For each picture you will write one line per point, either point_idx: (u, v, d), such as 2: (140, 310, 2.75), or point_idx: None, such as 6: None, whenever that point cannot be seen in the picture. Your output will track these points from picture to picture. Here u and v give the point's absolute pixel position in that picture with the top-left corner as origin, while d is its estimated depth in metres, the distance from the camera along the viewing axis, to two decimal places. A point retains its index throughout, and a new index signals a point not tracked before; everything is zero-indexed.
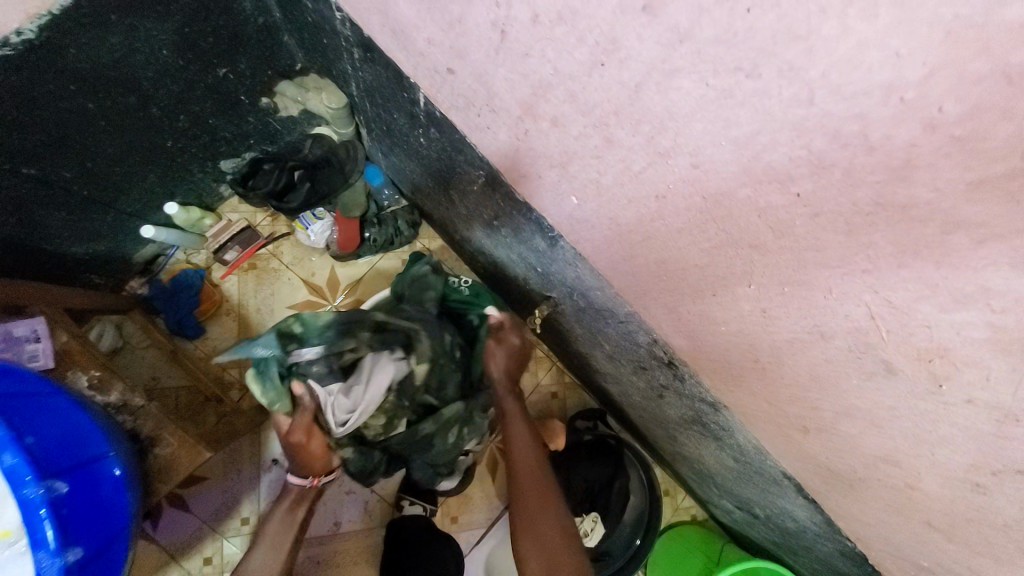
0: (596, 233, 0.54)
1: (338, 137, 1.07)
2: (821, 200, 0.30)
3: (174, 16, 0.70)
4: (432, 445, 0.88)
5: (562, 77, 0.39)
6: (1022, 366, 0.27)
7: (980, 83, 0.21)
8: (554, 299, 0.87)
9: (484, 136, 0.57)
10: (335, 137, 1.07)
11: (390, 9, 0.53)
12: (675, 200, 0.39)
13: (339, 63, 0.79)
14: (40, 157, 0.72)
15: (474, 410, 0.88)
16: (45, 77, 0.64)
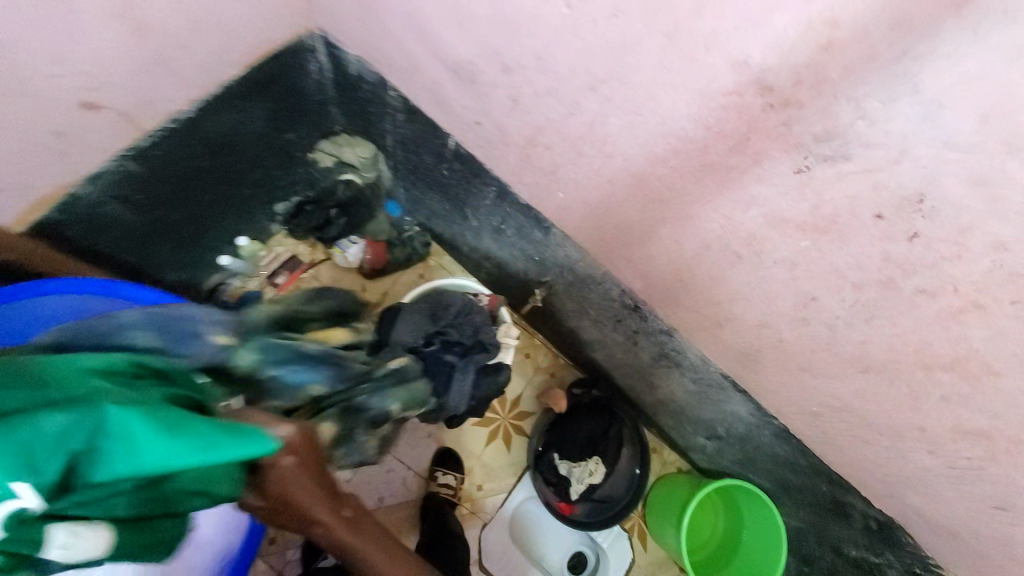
0: (577, 215, 0.85)
1: (363, 180, 1.32)
2: (684, 167, 0.61)
3: (267, 98, 0.99)
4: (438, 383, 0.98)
5: (550, 121, 0.71)
6: (782, 231, 0.58)
7: (723, 110, 0.52)
8: (548, 282, 1.15)
9: (499, 162, 0.88)
10: (363, 181, 1.32)
11: (436, 89, 0.84)
12: (619, 182, 0.71)
13: (380, 123, 1.10)
14: (164, 205, 0.97)
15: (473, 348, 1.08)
16: (184, 146, 0.91)
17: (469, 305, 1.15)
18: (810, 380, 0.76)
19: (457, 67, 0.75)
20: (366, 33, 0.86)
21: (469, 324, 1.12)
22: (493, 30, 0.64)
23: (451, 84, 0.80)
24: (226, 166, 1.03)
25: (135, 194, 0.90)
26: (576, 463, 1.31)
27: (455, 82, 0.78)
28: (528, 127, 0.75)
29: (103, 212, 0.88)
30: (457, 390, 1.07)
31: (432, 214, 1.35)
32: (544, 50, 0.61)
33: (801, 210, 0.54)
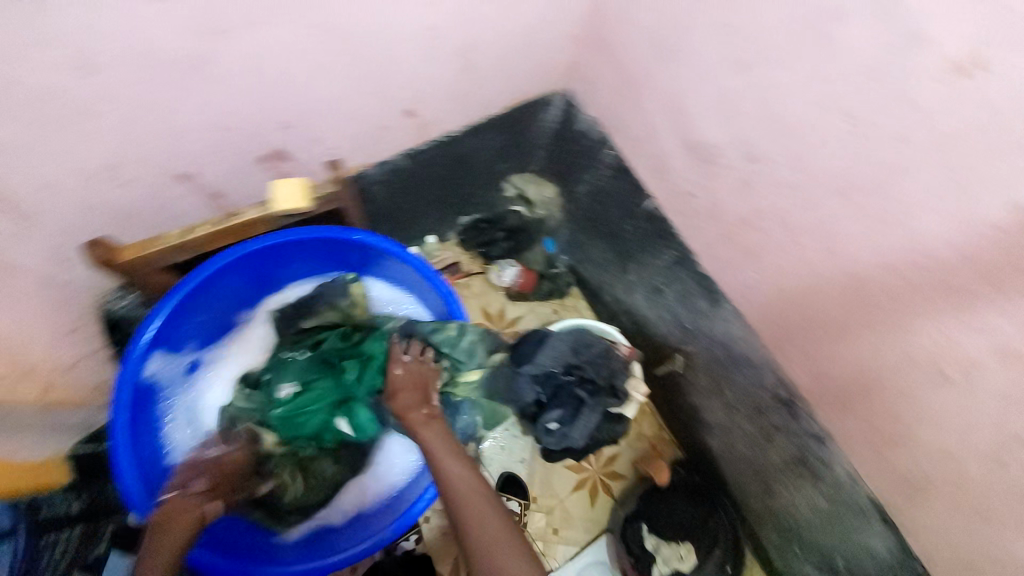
0: (762, 297, 0.90)
1: (533, 215, 1.53)
2: (916, 282, 0.65)
3: (506, 132, 1.21)
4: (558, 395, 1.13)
5: (778, 210, 0.79)
6: (1018, 369, 0.59)
7: (981, 242, 0.57)
8: (688, 351, 1.16)
9: (696, 231, 0.98)
10: (531, 215, 1.53)
11: (661, 159, 0.97)
12: (830, 279, 0.77)
13: (582, 173, 1.27)
14: (403, 195, 1.18)
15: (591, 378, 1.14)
16: (440, 154, 1.12)
17: (609, 350, 1.17)
18: (988, 533, 0.72)
19: (698, 146, 0.88)
20: (615, 103, 1.03)
21: (606, 368, 1.15)
22: (756, 125, 0.76)
23: (682, 158, 0.92)
24: (453, 178, 1.24)
25: (393, 182, 1.10)
26: (666, 543, 1.23)
27: (688, 157, 0.91)
28: (750, 208, 0.84)
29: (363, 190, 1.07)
30: (581, 425, 1.11)
31: (588, 260, 1.47)
32: (803, 151, 0.71)
33: None
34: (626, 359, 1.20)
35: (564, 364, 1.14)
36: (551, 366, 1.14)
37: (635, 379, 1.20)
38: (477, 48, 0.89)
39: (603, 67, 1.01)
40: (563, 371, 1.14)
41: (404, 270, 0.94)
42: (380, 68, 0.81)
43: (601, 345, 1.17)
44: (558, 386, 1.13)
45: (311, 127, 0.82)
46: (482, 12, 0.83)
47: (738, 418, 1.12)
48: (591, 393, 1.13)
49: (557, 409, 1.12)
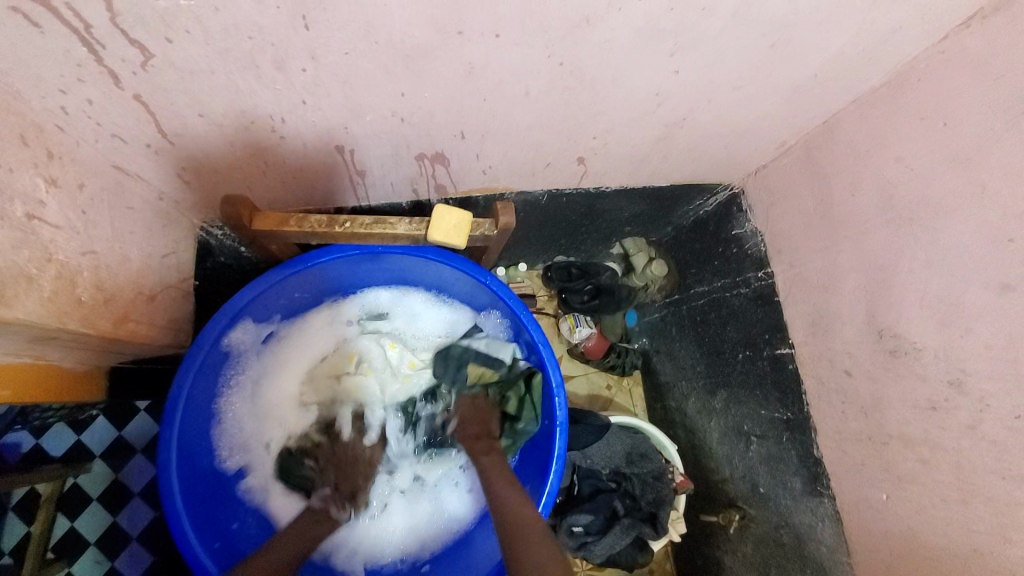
0: (880, 524, 0.77)
1: (629, 281, 1.39)
2: None
3: (653, 204, 1.09)
4: (597, 499, 1.06)
5: (959, 455, 0.65)
6: None
7: None
8: (747, 513, 1.05)
9: (830, 410, 0.85)
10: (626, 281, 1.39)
11: (826, 318, 0.85)
12: (985, 564, 0.62)
13: (709, 275, 1.14)
14: (523, 223, 1.06)
15: (632, 491, 1.07)
16: (580, 203, 1.02)
17: (665, 474, 1.07)
18: None
19: (885, 332, 0.75)
20: (797, 232, 0.90)
21: (654, 492, 1.06)
22: (984, 356, 0.62)
23: (856, 333, 0.80)
24: (575, 225, 1.13)
25: (521, 211, 1.01)
26: None
27: (866, 335, 0.78)
28: (918, 429, 0.71)
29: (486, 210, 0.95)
30: (607, 543, 1.03)
31: (666, 355, 1.35)
32: None
33: None
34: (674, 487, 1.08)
35: (613, 470, 1.09)
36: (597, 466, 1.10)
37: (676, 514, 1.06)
38: (686, 125, 0.78)
39: (803, 190, 0.88)
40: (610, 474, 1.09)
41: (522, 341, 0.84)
42: (584, 115, 0.70)
43: (659, 462, 1.08)
44: (596, 488, 1.08)
45: (483, 146, 0.73)
46: (718, 95, 0.71)
47: None
48: (628, 513, 1.05)
49: (589, 513, 1.05)
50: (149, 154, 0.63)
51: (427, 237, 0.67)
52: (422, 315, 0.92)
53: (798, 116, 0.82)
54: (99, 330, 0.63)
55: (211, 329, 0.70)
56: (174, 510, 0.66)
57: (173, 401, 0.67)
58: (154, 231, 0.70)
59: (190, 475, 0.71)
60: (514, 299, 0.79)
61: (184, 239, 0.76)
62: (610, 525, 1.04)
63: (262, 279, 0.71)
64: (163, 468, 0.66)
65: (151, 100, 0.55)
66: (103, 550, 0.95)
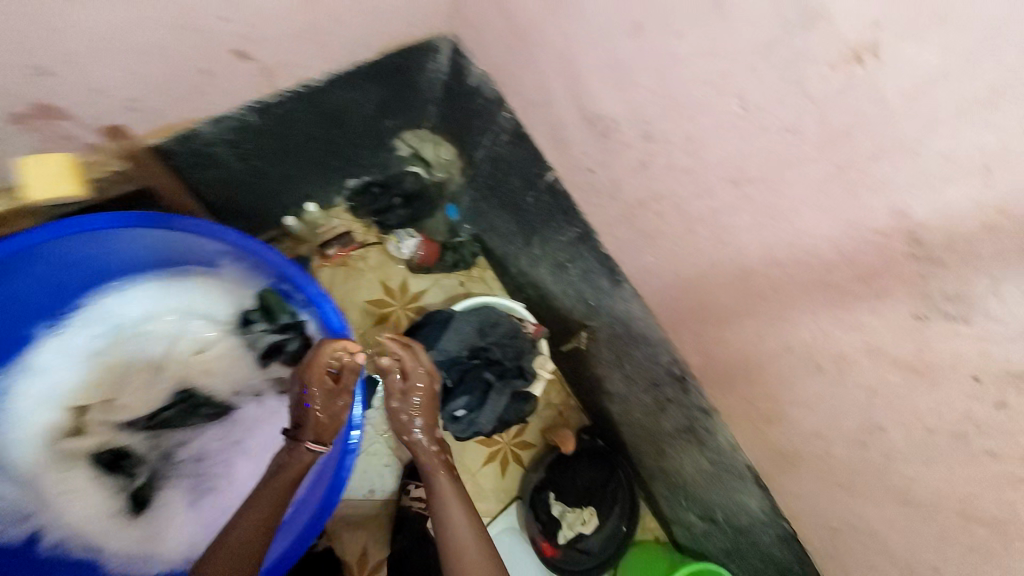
0: (657, 281, 0.88)
1: (431, 177, 1.41)
2: (796, 279, 0.64)
3: (388, 86, 1.04)
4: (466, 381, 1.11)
5: (674, 195, 0.73)
6: (897, 373, 0.60)
7: (853, 244, 0.55)
8: (593, 326, 1.19)
9: (596, 210, 0.91)
10: (429, 177, 1.40)
11: (559, 129, 0.88)
12: (721, 269, 0.73)
13: (478, 136, 1.14)
14: (266, 158, 0.99)
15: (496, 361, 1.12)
16: (309, 111, 0.95)
17: (519, 332, 1.14)
18: (841, 495, 0.81)
19: (593, 116, 0.79)
20: (506, 59, 0.90)
21: (515, 350, 1.13)
22: (653, 100, 0.67)
23: (580, 131, 0.83)
24: (326, 138, 1.06)
25: (245, 143, 0.92)
26: (572, 510, 1.31)
27: (585, 128, 0.82)
28: (645, 190, 0.78)
29: (206, 151, 0.90)
30: (488, 411, 1.11)
31: (489, 229, 1.39)
32: (697, 133, 0.64)
33: (905, 348, 0.57)
34: (534, 337, 1.15)
35: (474, 348, 1.14)
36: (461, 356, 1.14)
37: (541, 359, 1.16)
38: None
39: (489, 13, 0.86)
40: (472, 353, 1.13)
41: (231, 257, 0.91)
42: None
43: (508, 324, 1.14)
44: (468, 371, 1.12)
45: (88, 67, 0.66)
46: None
47: (637, 389, 1.16)
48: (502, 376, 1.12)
49: (463, 396, 1.10)
50: None
51: (25, 199, 0.77)
52: (162, 299, 1.00)
53: None
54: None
55: None
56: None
57: None
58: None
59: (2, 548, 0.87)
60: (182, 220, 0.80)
61: None
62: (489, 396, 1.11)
63: None
64: None
65: None
66: None
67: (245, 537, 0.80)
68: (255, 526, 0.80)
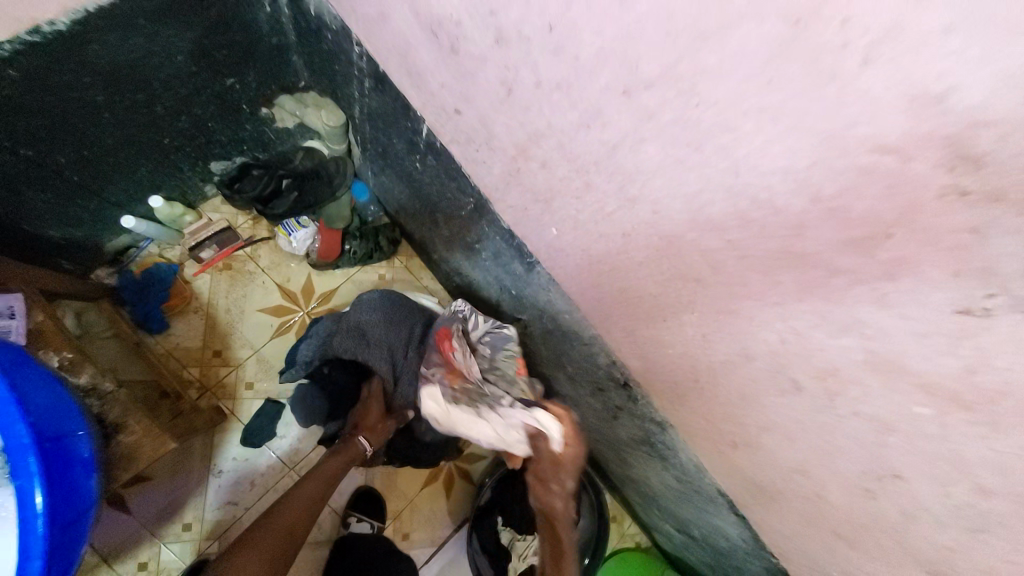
0: (569, 261, 0.61)
1: (329, 152, 1.12)
2: (746, 247, 0.38)
3: (196, 27, 0.76)
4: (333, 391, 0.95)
5: (555, 131, 0.46)
6: (920, 401, 0.34)
7: (839, 175, 0.29)
8: (524, 321, 0.93)
9: (479, 169, 0.64)
10: (328, 152, 1.12)
11: (408, 54, 0.60)
12: (638, 239, 0.47)
13: (346, 88, 0.86)
14: (41, 141, 0.75)
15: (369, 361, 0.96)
16: (68, 67, 0.68)
17: (390, 304, 0.97)
18: (843, 549, 0.56)
19: (433, 23, 0.51)
20: None
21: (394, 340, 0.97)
22: None
23: (427, 51, 0.56)
24: (126, 105, 0.80)
25: None
26: (523, 537, 1.11)
27: (432, 47, 0.54)
28: (520, 131, 0.51)
29: None
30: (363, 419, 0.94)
31: (401, 209, 1.11)
32: (561, 14, 0.37)
33: (941, 365, 0.31)
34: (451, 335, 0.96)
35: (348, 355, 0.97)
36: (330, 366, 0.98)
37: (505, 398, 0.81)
38: None
39: None
40: (337, 367, 0.95)
41: None
42: None
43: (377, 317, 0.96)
44: (344, 386, 0.95)
45: None
46: None
47: (583, 393, 0.92)
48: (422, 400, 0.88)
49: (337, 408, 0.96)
50: None
51: None
52: None
53: None
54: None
55: None
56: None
57: None
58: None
59: None
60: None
61: None
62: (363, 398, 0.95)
63: None
64: None
65: None
66: None
67: (291, 516, 0.80)
68: (303, 502, 0.82)
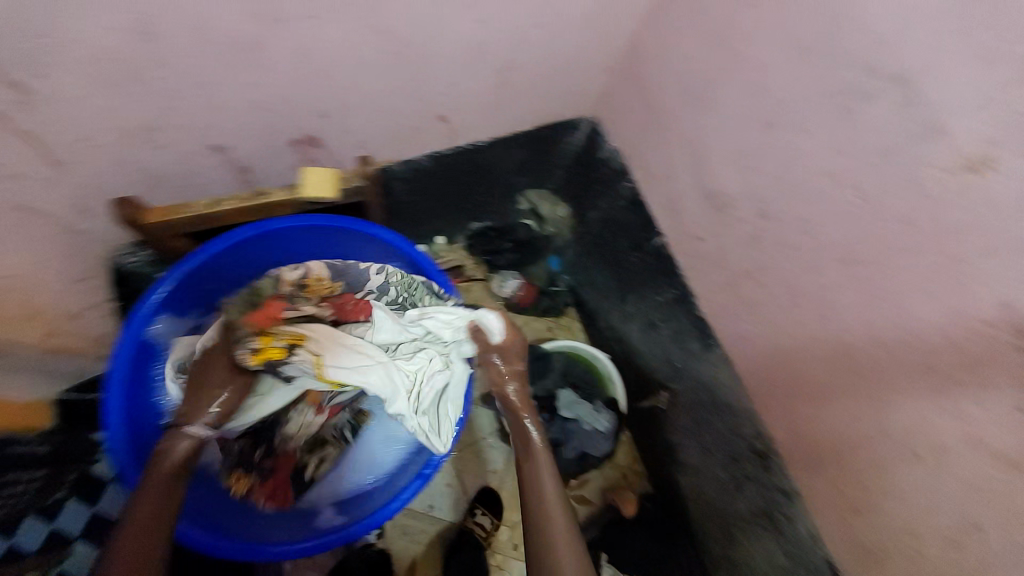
0: (752, 349, 0.93)
1: (544, 232, 1.53)
2: (900, 358, 0.68)
3: (529, 148, 1.23)
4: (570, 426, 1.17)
5: (784, 270, 0.82)
6: (1000, 469, 0.59)
7: (960, 328, 0.60)
8: (674, 390, 1.19)
9: (699, 274, 1.00)
10: (542, 231, 1.53)
11: (676, 201, 1.00)
12: (824, 343, 0.79)
13: (595, 200, 1.29)
14: (422, 195, 1.19)
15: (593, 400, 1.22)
16: (464, 160, 1.15)
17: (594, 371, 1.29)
18: None
19: (713, 194, 0.91)
20: (639, 139, 1.06)
21: (592, 429, 1.17)
22: (775, 186, 0.79)
23: (695, 204, 0.95)
24: (469, 185, 1.26)
25: (411, 183, 1.13)
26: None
27: (702, 204, 0.93)
28: (753, 262, 0.87)
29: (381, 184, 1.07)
30: (580, 439, 1.16)
31: (587, 284, 1.49)
32: (814, 217, 0.74)
33: (1009, 443, 0.58)
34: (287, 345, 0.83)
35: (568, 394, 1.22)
36: (538, 406, 1.21)
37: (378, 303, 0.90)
38: (516, 70, 0.92)
39: (632, 101, 1.04)
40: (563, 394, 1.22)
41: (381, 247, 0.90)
42: (420, 77, 0.83)
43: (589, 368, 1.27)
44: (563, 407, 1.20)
45: (347, 121, 0.85)
46: (527, 35, 0.86)
47: (712, 462, 1.12)
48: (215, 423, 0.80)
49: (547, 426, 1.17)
50: (37, 183, 0.67)
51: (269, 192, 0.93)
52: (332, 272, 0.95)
53: (609, 37, 0.96)
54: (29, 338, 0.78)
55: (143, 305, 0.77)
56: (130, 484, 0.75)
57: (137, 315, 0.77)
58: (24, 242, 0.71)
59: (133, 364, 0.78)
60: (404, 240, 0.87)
61: (90, 264, 0.81)
62: (585, 429, 1.17)
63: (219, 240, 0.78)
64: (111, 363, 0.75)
65: (33, 131, 0.61)
66: None
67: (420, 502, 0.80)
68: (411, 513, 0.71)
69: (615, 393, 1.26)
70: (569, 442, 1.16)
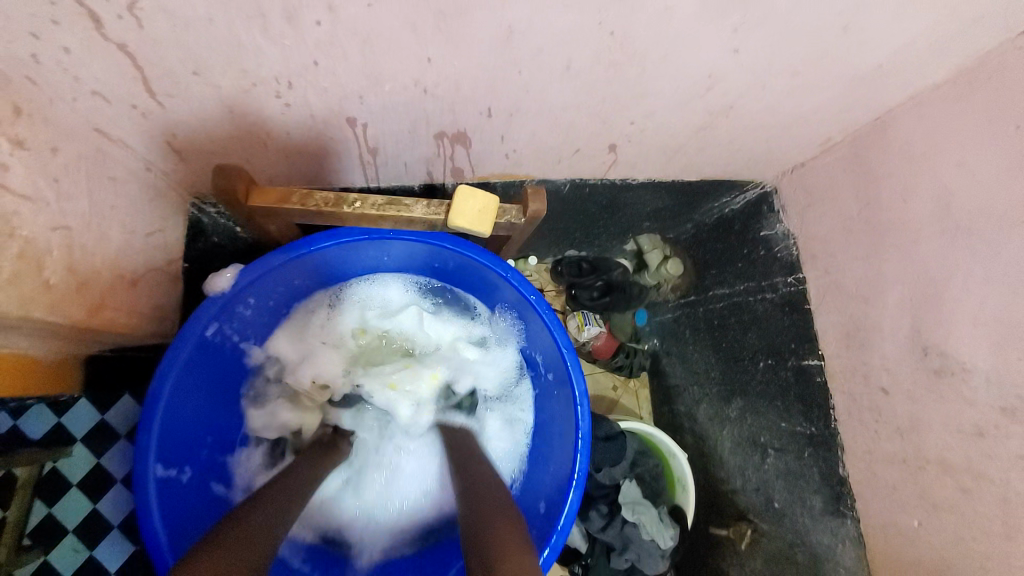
0: (908, 549, 0.74)
1: (642, 281, 1.26)
2: None
3: (680, 199, 1.01)
4: (630, 532, 0.98)
5: (1009, 487, 0.61)
6: None
7: None
8: (760, 529, 0.99)
9: (862, 428, 0.80)
10: (640, 280, 1.26)
11: (863, 329, 0.80)
12: None
13: (730, 276, 1.08)
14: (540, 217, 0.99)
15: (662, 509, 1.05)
16: (609, 194, 0.94)
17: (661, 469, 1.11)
18: None
19: (931, 350, 0.70)
20: (835, 237, 0.85)
21: (654, 543, 0.98)
22: None
23: (897, 347, 0.75)
24: (594, 217, 1.06)
25: None
26: None
27: (908, 353, 0.73)
28: (960, 455, 0.66)
29: (485, 185, 0.80)
30: (641, 552, 0.97)
31: (676, 356, 1.27)
32: None
33: None
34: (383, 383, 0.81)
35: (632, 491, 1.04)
36: (596, 494, 1.03)
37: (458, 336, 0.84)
38: (727, 117, 0.72)
39: (845, 191, 0.83)
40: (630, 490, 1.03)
41: (511, 295, 0.74)
42: (619, 98, 0.63)
43: (657, 464, 1.10)
44: (626, 505, 1.01)
45: (509, 126, 0.66)
46: (770, 83, 0.65)
47: None
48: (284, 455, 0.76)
49: (602, 519, 1.00)
50: (135, 116, 0.55)
51: (380, 189, 0.76)
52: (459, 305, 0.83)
53: (855, 108, 0.75)
54: (71, 320, 0.55)
55: (213, 301, 0.62)
56: (162, 554, 0.57)
57: (199, 313, 0.61)
58: (95, 185, 0.56)
59: (195, 372, 0.64)
60: (537, 294, 0.70)
61: (172, 212, 0.68)
62: (648, 543, 0.98)
63: (328, 237, 0.64)
64: (161, 370, 0.59)
65: (137, 52, 0.47)
66: (83, 538, 0.89)
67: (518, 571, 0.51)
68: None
69: (684, 502, 1.07)
70: (627, 550, 0.97)
